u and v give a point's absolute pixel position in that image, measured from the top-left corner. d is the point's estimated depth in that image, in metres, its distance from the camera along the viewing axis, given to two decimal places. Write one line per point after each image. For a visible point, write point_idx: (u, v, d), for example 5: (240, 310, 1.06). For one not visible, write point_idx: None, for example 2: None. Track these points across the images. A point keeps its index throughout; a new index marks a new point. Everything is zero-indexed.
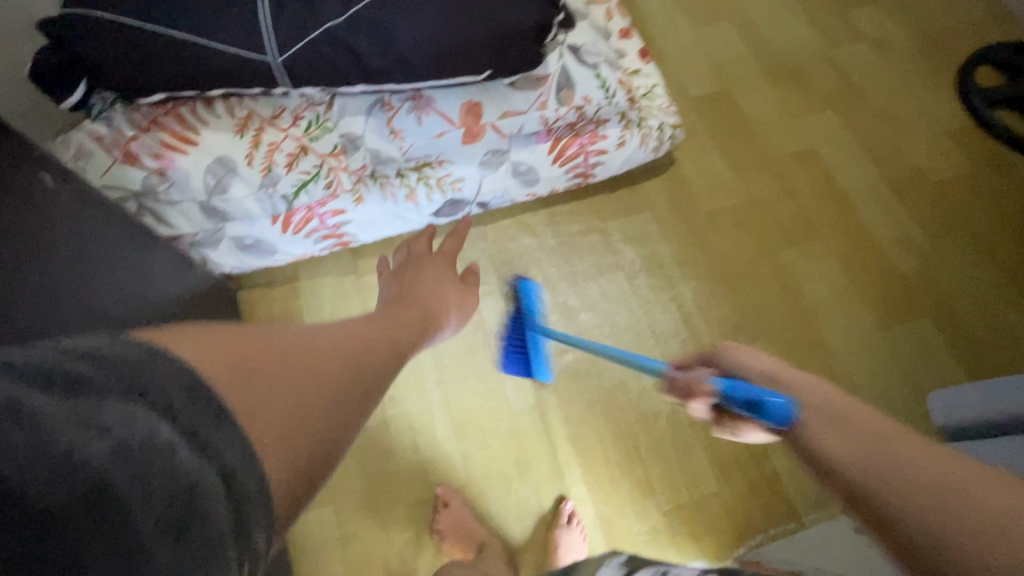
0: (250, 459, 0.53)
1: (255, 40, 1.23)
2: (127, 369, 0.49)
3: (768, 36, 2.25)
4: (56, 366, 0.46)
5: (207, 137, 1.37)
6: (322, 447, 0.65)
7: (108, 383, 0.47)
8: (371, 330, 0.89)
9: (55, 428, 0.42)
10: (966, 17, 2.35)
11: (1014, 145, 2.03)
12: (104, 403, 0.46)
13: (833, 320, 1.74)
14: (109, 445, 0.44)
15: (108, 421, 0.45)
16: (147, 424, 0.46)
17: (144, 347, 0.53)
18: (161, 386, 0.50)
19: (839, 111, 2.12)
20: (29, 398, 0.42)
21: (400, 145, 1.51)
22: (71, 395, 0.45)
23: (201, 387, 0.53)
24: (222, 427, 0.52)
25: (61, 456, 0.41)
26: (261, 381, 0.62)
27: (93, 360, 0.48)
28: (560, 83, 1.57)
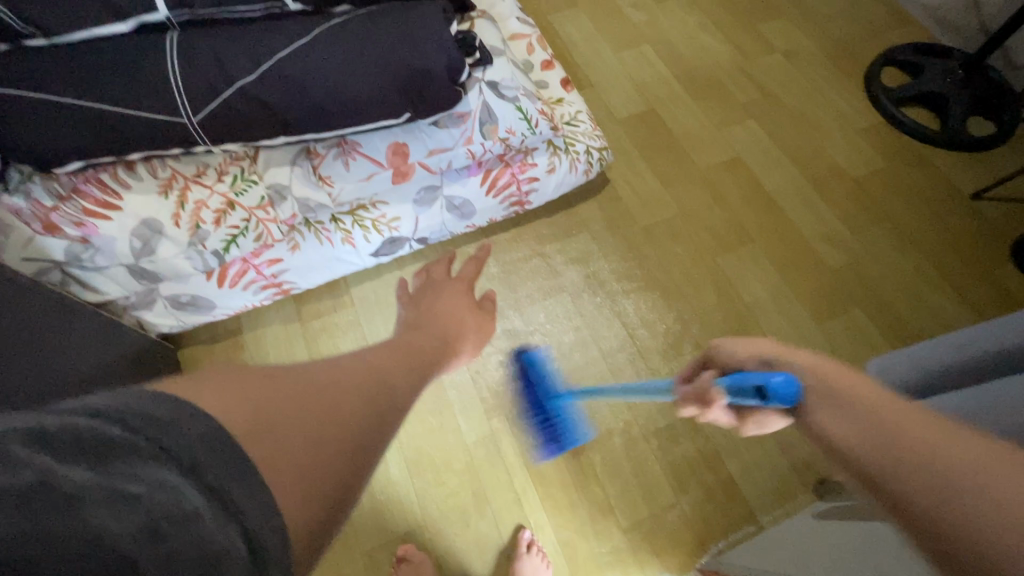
0: (273, 518, 0.48)
1: (169, 104, 1.26)
2: (161, 433, 0.46)
3: (686, 57, 2.38)
4: (81, 430, 0.44)
5: (130, 201, 1.37)
6: (342, 480, 0.60)
7: (137, 444, 0.44)
8: (388, 360, 0.87)
9: (86, 505, 0.40)
10: (867, 22, 2.52)
11: (923, 138, 2.16)
12: (131, 469, 0.43)
13: (772, 320, 1.80)
14: (142, 519, 0.41)
15: (138, 490, 0.42)
16: (174, 490, 0.43)
17: (163, 395, 0.49)
18: (183, 442, 0.46)
19: (760, 120, 2.23)
20: (62, 472, 0.41)
21: (330, 191, 1.52)
22: (101, 461, 0.43)
23: (223, 439, 0.49)
24: (252, 488, 0.48)
25: (92, 535, 0.39)
26: (282, 425, 0.58)
27: (121, 420, 0.45)
28: (482, 118, 1.62)
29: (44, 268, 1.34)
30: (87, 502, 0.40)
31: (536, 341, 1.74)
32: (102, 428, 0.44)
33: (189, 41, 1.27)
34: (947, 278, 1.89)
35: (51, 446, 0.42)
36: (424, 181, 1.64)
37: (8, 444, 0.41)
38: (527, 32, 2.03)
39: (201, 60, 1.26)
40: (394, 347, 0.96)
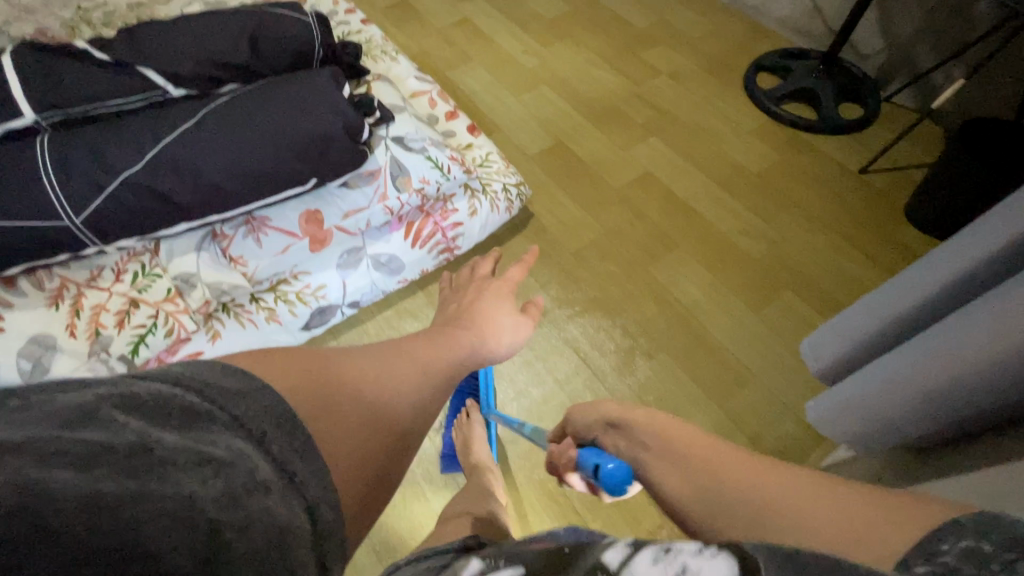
0: (326, 493, 0.60)
1: (47, 207, 1.17)
2: (228, 402, 0.58)
3: (581, 91, 2.53)
4: (169, 401, 0.53)
5: (15, 319, 1.24)
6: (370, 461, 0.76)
7: (215, 415, 0.55)
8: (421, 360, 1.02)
9: (178, 468, 0.46)
10: (733, 38, 2.79)
11: (805, 128, 2.36)
12: (214, 432, 0.53)
13: (712, 317, 1.84)
14: (223, 484, 0.47)
15: (219, 453, 0.50)
16: (247, 461, 0.51)
17: (235, 376, 0.63)
18: (254, 417, 0.58)
19: (660, 135, 2.37)
20: (157, 435, 0.48)
21: (244, 270, 1.45)
22: (185, 428, 0.51)
23: (288, 422, 0.62)
24: (304, 459, 0.60)
25: (184, 494, 0.44)
26: (341, 412, 0.75)
27: (202, 392, 0.57)
28: (393, 172, 1.62)
29: None
30: (177, 463, 0.46)
31: None
32: (183, 397, 0.55)
33: (64, 140, 1.21)
34: (857, 247, 2.02)
35: (142, 415, 0.50)
36: (344, 244, 1.59)
37: (107, 409, 0.49)
38: (426, 88, 2.09)
39: (80, 157, 1.20)
40: (428, 340, 1.12)
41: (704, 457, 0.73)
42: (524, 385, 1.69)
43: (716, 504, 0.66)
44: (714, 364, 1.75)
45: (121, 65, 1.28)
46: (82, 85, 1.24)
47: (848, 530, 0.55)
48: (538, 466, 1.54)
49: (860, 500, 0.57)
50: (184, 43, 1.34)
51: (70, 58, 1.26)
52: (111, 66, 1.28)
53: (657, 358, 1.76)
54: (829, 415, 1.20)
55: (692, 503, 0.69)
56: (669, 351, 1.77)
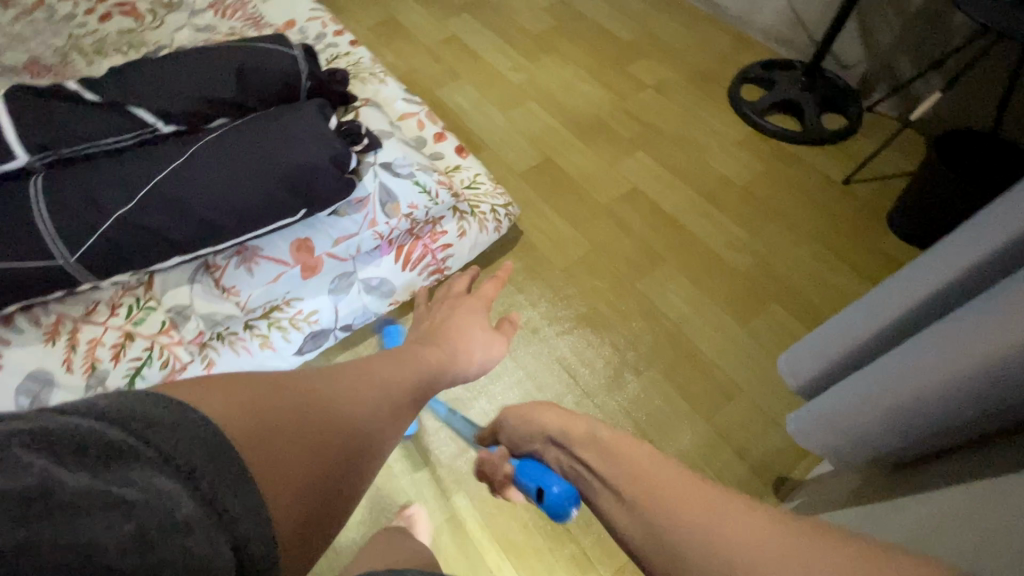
0: (261, 527, 0.62)
1: (41, 247, 1.19)
2: (153, 436, 0.59)
3: (568, 106, 2.56)
4: (86, 435, 0.54)
5: (14, 356, 1.27)
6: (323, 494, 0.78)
7: (139, 451, 0.56)
8: (395, 380, 1.04)
9: (87, 514, 0.48)
10: (717, 50, 2.82)
11: (789, 138, 2.40)
12: (132, 471, 0.54)
13: (699, 331, 1.87)
14: (135, 528, 0.50)
15: (134, 495, 0.52)
16: (170, 502, 0.54)
17: (165, 407, 0.63)
18: (181, 450, 0.60)
19: (646, 149, 2.40)
20: (65, 477, 0.50)
21: (236, 300, 1.48)
22: (100, 466, 0.52)
23: (221, 452, 0.63)
24: (239, 492, 0.61)
25: (89, 543, 0.47)
26: (292, 445, 0.77)
27: (121, 425, 0.58)
28: (382, 199, 1.66)
29: None
30: (83, 509, 0.48)
31: (481, 405, 1.71)
32: (107, 433, 0.56)
33: (56, 179, 1.23)
34: (839, 252, 2.07)
35: (53, 452, 0.51)
36: (336, 270, 1.62)
37: (14, 447, 0.50)
38: (415, 110, 2.12)
39: (73, 196, 1.22)
40: (402, 356, 1.15)
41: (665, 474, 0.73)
42: (515, 405, 1.72)
43: (650, 535, 0.67)
44: (702, 378, 1.77)
45: (112, 104, 1.31)
46: (73, 125, 1.27)
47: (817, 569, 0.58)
48: None
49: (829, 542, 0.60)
50: (174, 79, 1.36)
51: (63, 99, 1.29)
52: (103, 106, 1.30)
53: (646, 374, 1.78)
54: (809, 429, 1.22)
55: (619, 529, 0.72)
56: (658, 366, 1.80)
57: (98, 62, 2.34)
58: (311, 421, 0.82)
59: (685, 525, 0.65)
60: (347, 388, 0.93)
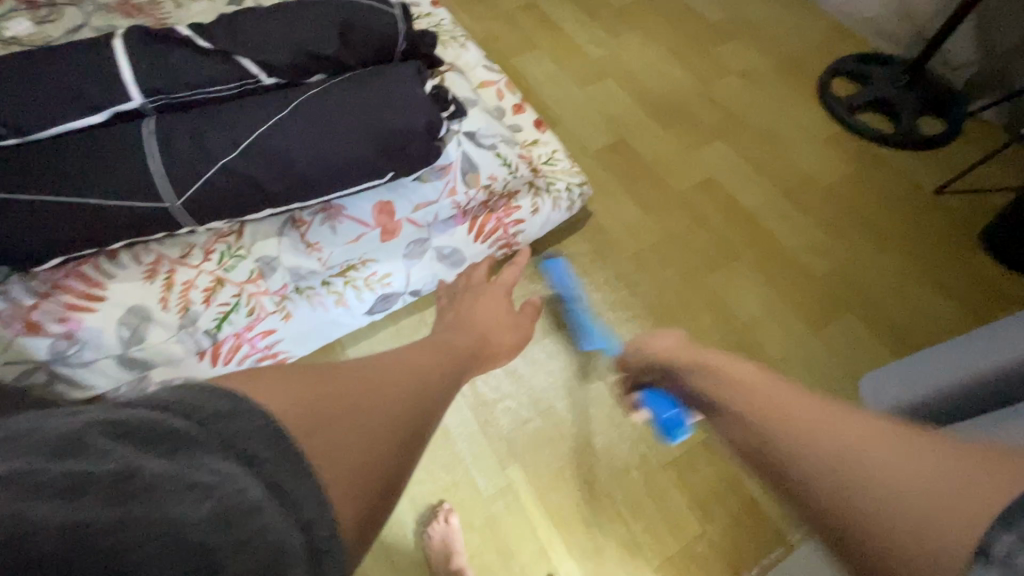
0: (325, 511, 0.61)
1: (153, 190, 1.24)
2: (214, 422, 0.60)
3: (648, 87, 2.48)
4: (152, 423, 0.56)
5: (116, 290, 1.34)
6: (385, 478, 0.77)
7: (203, 439, 0.58)
8: (416, 370, 1.04)
9: (164, 499, 0.50)
10: (811, 38, 2.66)
11: (880, 141, 2.27)
12: (196, 456, 0.56)
13: (765, 332, 1.84)
14: (209, 508, 0.51)
15: (205, 480, 0.53)
16: (237, 485, 0.55)
17: (223, 393, 0.63)
18: (243, 435, 0.60)
19: (726, 138, 2.32)
20: (139, 465, 0.52)
21: (319, 257, 1.51)
22: (169, 454, 0.55)
23: (282, 438, 0.63)
24: (299, 477, 0.61)
25: (169, 526, 0.49)
26: (333, 433, 0.73)
27: (183, 412, 0.59)
28: (464, 168, 1.66)
29: (28, 369, 1.27)
30: (159, 493, 0.50)
31: (540, 381, 1.71)
32: (170, 421, 0.58)
33: (169, 125, 1.27)
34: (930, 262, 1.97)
35: (128, 440, 0.54)
36: (412, 236, 1.62)
37: (90, 436, 0.53)
38: (494, 79, 2.08)
39: (182, 142, 1.26)
40: (436, 347, 1.18)
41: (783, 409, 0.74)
42: (573, 385, 1.71)
43: (797, 444, 0.68)
44: None
45: (219, 53, 1.32)
46: (183, 71, 1.29)
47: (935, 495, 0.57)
48: (585, 466, 1.59)
49: (956, 468, 0.58)
50: (278, 32, 1.36)
51: (174, 43, 1.30)
52: (213, 54, 1.32)
53: None
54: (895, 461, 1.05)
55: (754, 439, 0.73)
56: None
57: (186, 5, 2.36)
58: (349, 399, 0.81)
59: (810, 448, 0.67)
60: (375, 372, 0.93)
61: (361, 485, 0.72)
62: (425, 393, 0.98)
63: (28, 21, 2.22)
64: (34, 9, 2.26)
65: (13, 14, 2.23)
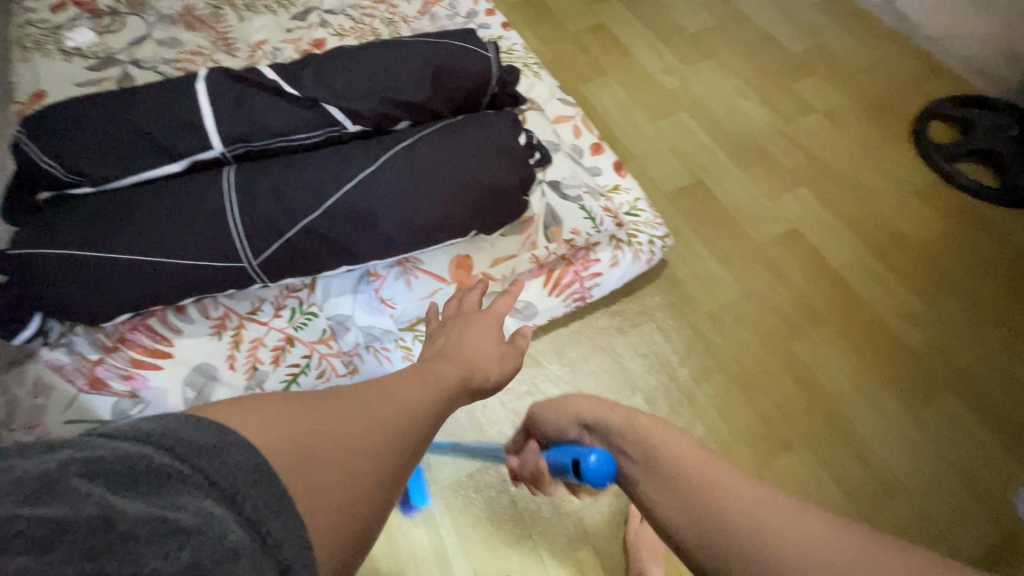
0: (303, 550, 0.56)
1: (229, 249, 1.15)
2: (199, 458, 0.55)
3: (725, 123, 2.33)
4: (137, 460, 0.53)
5: (182, 346, 1.26)
6: (368, 518, 0.65)
7: (185, 474, 0.53)
8: (412, 398, 0.80)
9: (141, 543, 0.46)
10: (902, 75, 2.47)
11: (982, 196, 2.09)
12: (182, 494, 0.52)
13: (860, 413, 1.68)
14: (187, 555, 0.47)
15: (185, 520, 0.49)
16: (219, 525, 0.50)
17: (212, 428, 0.59)
18: (228, 474, 0.56)
19: (810, 184, 2.16)
20: (119, 505, 0.48)
21: (392, 313, 1.40)
22: (152, 491, 0.51)
23: (266, 474, 0.58)
24: (282, 516, 0.56)
25: (143, 569, 0.45)
26: (313, 478, 0.61)
27: (168, 449, 0.55)
28: (547, 221, 1.54)
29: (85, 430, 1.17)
30: (141, 537, 0.46)
31: None
32: (153, 457, 0.54)
33: (250, 178, 1.18)
34: (1003, 322, 1.85)
35: (109, 480, 0.50)
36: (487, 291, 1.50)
37: (71, 476, 0.49)
38: (571, 113, 1.94)
39: (264, 198, 1.16)
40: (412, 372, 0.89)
41: (719, 505, 0.79)
42: None
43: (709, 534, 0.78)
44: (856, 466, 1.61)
45: (306, 101, 1.23)
46: (267, 119, 1.20)
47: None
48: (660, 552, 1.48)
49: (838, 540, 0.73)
50: (366, 77, 1.26)
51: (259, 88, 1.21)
52: (298, 101, 1.23)
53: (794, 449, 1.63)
54: None
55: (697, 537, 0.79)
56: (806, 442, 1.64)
57: (249, 18, 2.28)
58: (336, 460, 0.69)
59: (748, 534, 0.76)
60: None
61: (350, 518, 0.62)
62: (416, 416, 0.77)
63: (90, 31, 2.16)
64: (97, 19, 2.20)
65: (76, 23, 2.18)
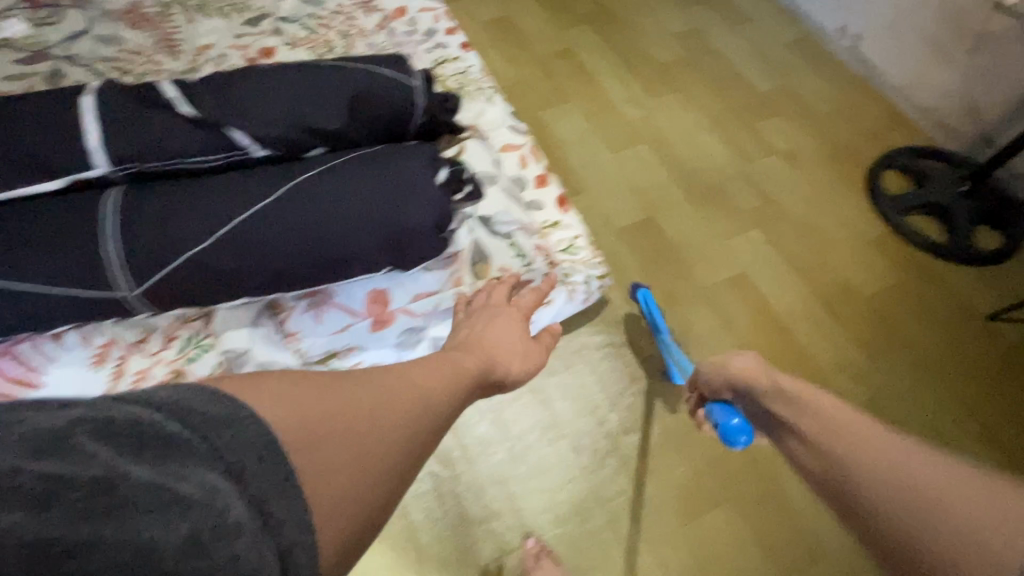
0: (304, 535, 0.53)
1: (106, 277, 1.06)
2: (210, 429, 0.53)
3: (684, 158, 2.30)
4: (147, 426, 0.51)
5: (55, 377, 1.16)
6: (379, 500, 0.63)
7: (193, 445, 0.51)
8: (430, 385, 0.75)
9: (140, 512, 0.45)
10: (864, 122, 2.47)
11: (932, 250, 2.08)
12: (187, 466, 0.49)
13: (790, 472, 1.62)
14: (187, 526, 0.46)
15: (186, 492, 0.48)
16: (222, 497, 0.49)
17: (220, 398, 0.56)
18: (238, 446, 0.53)
19: (763, 227, 2.13)
20: (125, 470, 0.47)
21: (297, 347, 1.31)
22: (157, 460, 0.49)
23: (275, 447, 0.55)
24: (288, 496, 0.53)
25: (145, 540, 0.44)
26: (323, 452, 0.59)
27: (181, 417, 0.53)
28: (473, 257, 1.48)
29: None
30: (140, 507, 0.45)
31: (533, 503, 1.53)
32: (162, 424, 0.51)
33: (136, 201, 1.09)
34: (942, 381, 1.82)
35: (115, 445, 0.49)
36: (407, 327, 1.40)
37: (78, 435, 0.48)
38: (519, 142, 1.88)
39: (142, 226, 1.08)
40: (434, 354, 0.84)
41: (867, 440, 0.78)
42: (568, 511, 1.53)
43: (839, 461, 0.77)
44: (782, 526, 1.56)
45: (206, 122, 1.15)
46: (163, 139, 1.12)
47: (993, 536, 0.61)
48: None
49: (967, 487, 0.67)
50: (278, 100, 1.19)
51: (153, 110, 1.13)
52: (200, 121, 1.15)
53: (721, 506, 1.57)
54: None
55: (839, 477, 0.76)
56: (735, 499, 1.58)
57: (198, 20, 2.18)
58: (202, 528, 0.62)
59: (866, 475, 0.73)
60: None
61: (359, 506, 0.60)
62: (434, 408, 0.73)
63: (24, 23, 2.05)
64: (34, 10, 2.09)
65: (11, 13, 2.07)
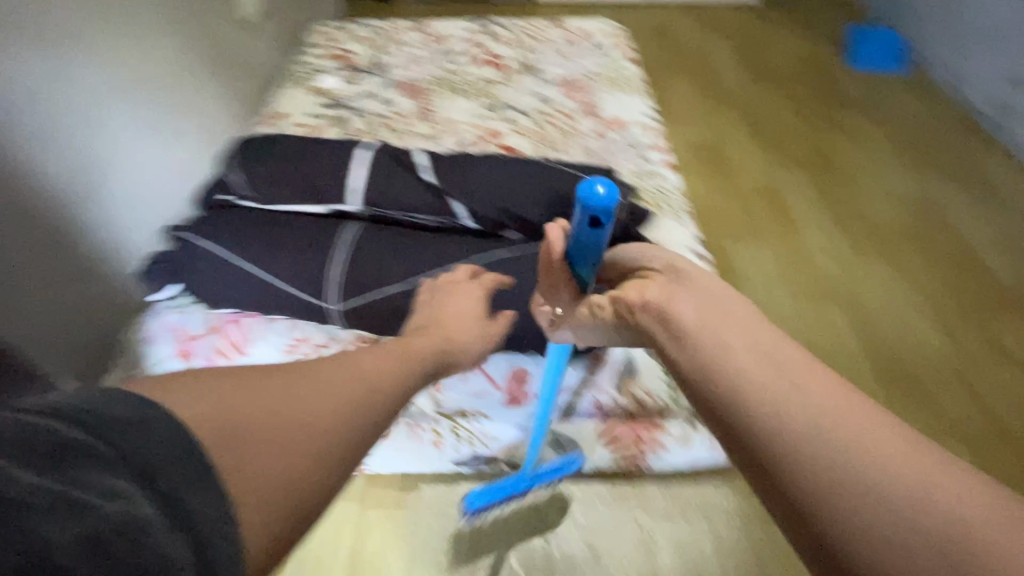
0: (223, 524, 0.44)
1: (320, 291, 1.29)
2: (113, 430, 0.43)
3: (889, 340, 2.00)
4: (38, 427, 0.41)
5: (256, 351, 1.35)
6: (316, 488, 0.53)
7: (97, 448, 0.42)
8: (365, 368, 0.67)
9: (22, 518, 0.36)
10: None
11: None
12: (82, 472, 0.40)
13: None
14: (81, 530, 0.37)
15: (86, 498, 0.39)
16: (122, 504, 0.39)
17: (133, 399, 0.46)
18: (148, 448, 0.43)
19: (977, 452, 1.75)
20: (10, 477, 0.37)
21: (439, 398, 1.41)
22: (54, 466, 0.39)
23: (189, 446, 0.46)
24: (203, 489, 0.44)
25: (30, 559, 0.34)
26: (248, 449, 0.50)
27: (77, 415, 0.43)
28: (620, 369, 1.46)
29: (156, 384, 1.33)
30: (25, 509, 0.36)
31: None
32: (59, 427, 0.41)
33: (362, 239, 1.31)
34: None
35: None
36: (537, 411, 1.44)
37: None
38: None
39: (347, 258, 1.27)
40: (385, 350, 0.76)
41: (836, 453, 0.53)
42: None
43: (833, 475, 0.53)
44: None
45: (439, 190, 1.36)
46: (402, 197, 1.36)
47: (999, 535, 0.45)
48: None
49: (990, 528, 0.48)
50: (497, 186, 1.36)
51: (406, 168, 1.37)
52: (434, 188, 1.37)
53: None
54: None
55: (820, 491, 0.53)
56: None
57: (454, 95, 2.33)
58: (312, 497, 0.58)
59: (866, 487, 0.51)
60: None
61: (285, 495, 0.50)
62: (376, 390, 0.65)
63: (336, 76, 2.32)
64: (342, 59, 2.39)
65: (324, 62, 2.36)
